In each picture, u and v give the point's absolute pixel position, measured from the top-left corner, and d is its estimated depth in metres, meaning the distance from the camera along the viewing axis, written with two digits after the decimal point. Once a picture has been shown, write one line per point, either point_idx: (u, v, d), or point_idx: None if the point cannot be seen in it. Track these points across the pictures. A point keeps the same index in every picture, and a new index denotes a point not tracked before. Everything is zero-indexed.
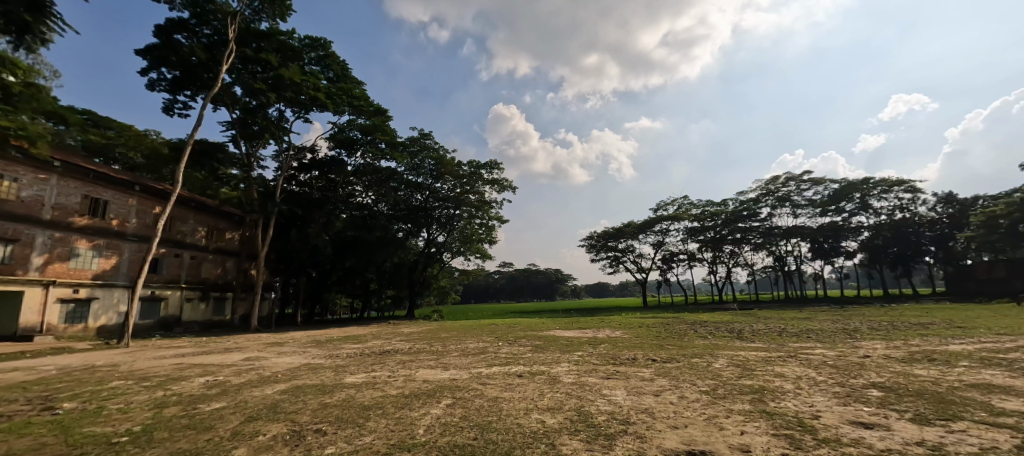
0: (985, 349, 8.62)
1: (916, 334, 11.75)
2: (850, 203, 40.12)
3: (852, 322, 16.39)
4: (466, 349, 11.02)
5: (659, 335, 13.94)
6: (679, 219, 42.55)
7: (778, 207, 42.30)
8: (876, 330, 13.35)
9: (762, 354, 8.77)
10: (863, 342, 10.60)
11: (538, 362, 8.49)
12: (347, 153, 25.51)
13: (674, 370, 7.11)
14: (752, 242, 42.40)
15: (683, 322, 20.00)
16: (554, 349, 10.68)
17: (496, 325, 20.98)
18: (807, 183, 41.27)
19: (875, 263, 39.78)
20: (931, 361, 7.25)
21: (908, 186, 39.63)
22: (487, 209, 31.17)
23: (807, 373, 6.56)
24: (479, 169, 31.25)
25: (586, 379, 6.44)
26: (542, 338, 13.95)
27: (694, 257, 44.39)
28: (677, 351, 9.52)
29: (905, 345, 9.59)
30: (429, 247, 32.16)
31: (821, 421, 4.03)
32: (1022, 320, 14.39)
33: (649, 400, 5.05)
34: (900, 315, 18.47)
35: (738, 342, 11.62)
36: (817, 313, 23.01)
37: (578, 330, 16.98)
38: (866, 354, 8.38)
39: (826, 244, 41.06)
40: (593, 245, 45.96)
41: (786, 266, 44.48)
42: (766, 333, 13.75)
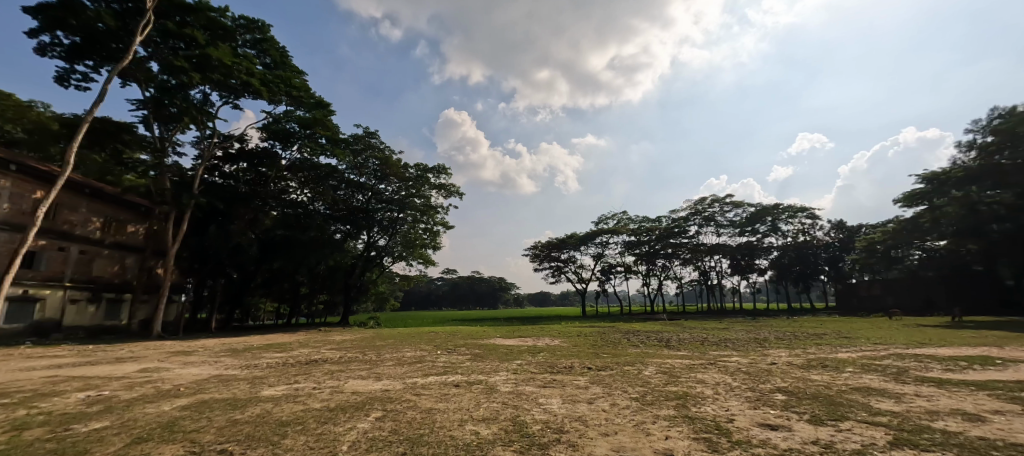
0: (865, 356, 9.99)
1: (813, 343, 13.28)
2: (763, 226, 44.82)
3: (762, 332, 18.19)
4: (402, 357, 10.59)
5: (595, 344, 14.39)
6: (618, 233, 44.81)
7: (704, 226, 46.16)
8: (782, 339, 14.88)
9: (687, 362, 9.39)
10: (772, 350, 11.77)
11: (477, 371, 8.37)
12: (282, 145, 23.73)
13: (607, 378, 7.35)
14: (681, 257, 45.74)
15: (618, 331, 20.91)
16: (493, 357, 10.63)
17: (435, 332, 20.41)
18: (729, 205, 45.57)
19: (782, 279, 44.64)
20: (825, 367, 8.26)
21: (809, 213, 45.15)
22: (432, 214, 30.49)
23: (724, 379, 7.09)
24: (426, 172, 30.59)
25: (523, 388, 6.42)
26: (482, 346, 13.80)
27: (630, 269, 46.97)
28: (610, 359, 9.90)
29: (804, 353, 10.82)
30: (369, 250, 30.75)
31: (735, 424, 4.35)
32: (891, 331, 16.91)
33: (583, 408, 5.15)
34: (802, 326, 20.85)
35: (667, 350, 12.37)
36: (734, 324, 25.33)
37: (518, 339, 17.06)
38: (774, 361, 9.31)
39: (743, 261, 45.38)
40: (537, 254, 46.74)
41: (709, 280, 48.51)
42: (690, 342, 14.79)
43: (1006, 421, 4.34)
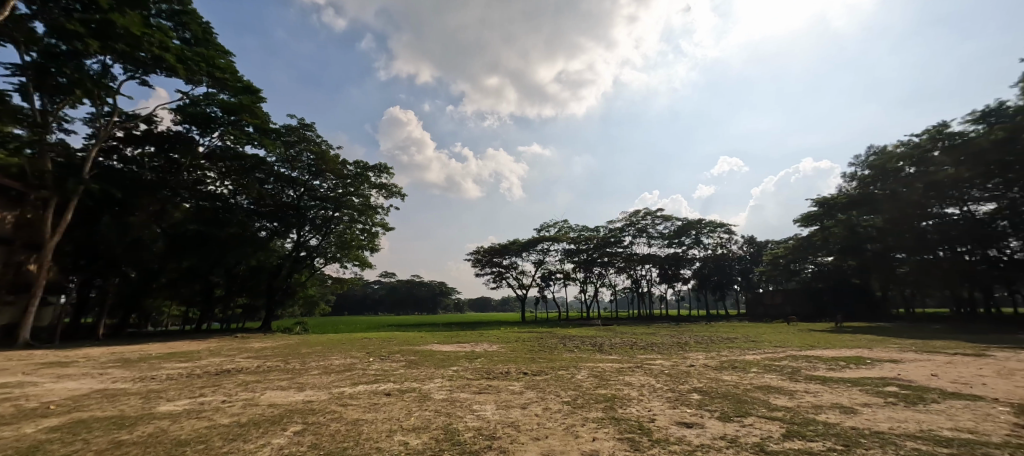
0: (767, 358, 11.23)
1: (725, 346, 14.66)
2: (689, 238, 48.76)
3: (683, 336, 19.69)
4: (330, 366, 9.94)
5: (532, 349, 14.61)
6: (559, 241, 46.15)
7: (637, 237, 49.13)
8: (700, 343, 16.23)
9: (616, 365, 9.86)
10: (690, 353, 12.79)
11: (411, 378, 8.10)
12: (200, 131, 21.35)
13: (542, 383, 7.49)
14: (616, 265, 48.19)
15: (554, 336, 21.43)
16: (429, 364, 10.35)
17: (368, 339, 19.40)
18: (659, 218, 49.00)
19: (702, 288, 48.77)
20: (734, 368, 9.14)
21: (727, 228, 49.97)
22: (371, 214, 29.18)
23: (648, 381, 7.55)
24: (366, 171, 29.27)
25: (458, 395, 6.33)
26: (418, 352, 13.40)
27: (568, 276, 48.53)
28: (545, 364, 10.10)
29: (717, 355, 11.90)
30: (298, 250, 28.63)
31: (656, 423, 4.64)
32: (789, 335, 19.16)
33: (516, 413, 5.18)
34: (717, 331, 22.82)
35: (599, 354, 12.94)
36: (660, 329, 27.12)
37: (456, 344, 16.82)
38: (692, 363, 10.13)
39: (670, 270, 48.91)
40: (479, 259, 46.60)
41: (640, 288, 51.61)
42: (620, 346, 15.60)
43: (872, 413, 5.10)
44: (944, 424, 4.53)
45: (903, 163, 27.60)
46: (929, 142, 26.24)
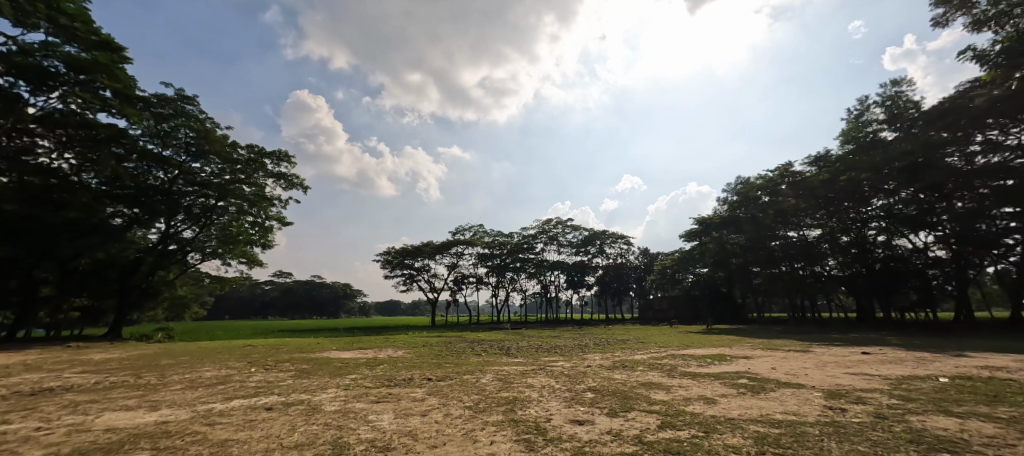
0: (652, 357, 12.57)
1: (619, 348, 16.05)
2: (594, 248, 52.54)
3: (584, 339, 21.08)
4: (199, 379, 8.55)
5: (439, 354, 14.34)
6: (473, 245, 46.18)
7: (548, 244, 51.47)
8: (598, 345, 17.55)
9: (520, 368, 10.14)
10: (589, 354, 13.76)
11: (300, 389, 7.35)
12: (31, 88, 16.83)
13: (445, 388, 7.37)
14: (528, 271, 49.83)
15: (463, 340, 21.34)
16: (324, 372, 9.53)
17: (252, 346, 17.11)
18: (569, 228, 52.00)
19: (603, 294, 52.85)
20: (625, 367, 10.04)
21: (626, 240, 55.01)
22: (264, 206, 26.06)
23: (548, 383, 7.90)
24: (262, 157, 26.10)
25: (353, 405, 5.91)
26: (312, 360, 12.25)
27: (481, 280, 48.78)
28: (450, 369, 9.98)
29: (612, 356, 12.97)
30: (167, 243, 24.29)
31: (551, 423, 4.86)
32: (671, 337, 21.69)
33: (415, 421, 5.01)
34: (613, 334, 24.86)
35: (505, 357, 13.23)
36: (564, 332, 28.61)
37: (357, 351, 15.76)
38: (590, 364, 10.90)
39: (576, 277, 52.09)
40: (389, 260, 44.50)
41: (548, 293, 54.02)
42: (526, 349, 16.14)
43: (727, 402, 6.00)
44: (778, 409, 5.51)
45: (761, 192, 33.11)
46: (778, 178, 31.61)
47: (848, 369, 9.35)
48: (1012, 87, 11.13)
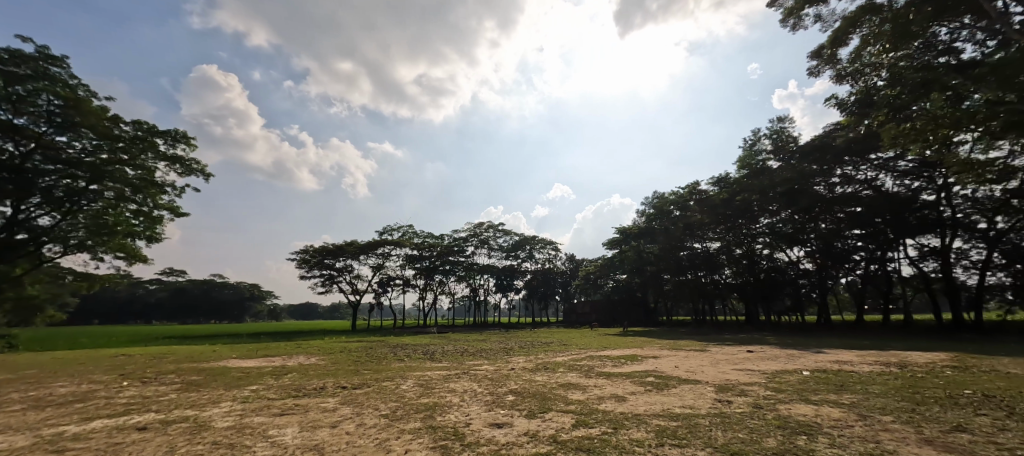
0: (573, 358, 13.14)
1: (542, 350, 16.54)
2: (523, 252, 53.65)
3: (509, 342, 21.40)
4: (47, 397, 7.06)
5: (357, 360, 13.55)
6: (401, 245, 44.49)
7: (479, 248, 51.46)
8: (523, 348, 17.93)
9: (444, 373, 9.94)
10: (513, 357, 13.98)
11: (187, 404, 6.44)
12: None
13: (361, 396, 6.97)
14: (457, 274, 49.29)
15: (385, 345, 20.41)
16: (219, 384, 8.46)
17: (127, 356, 14.60)
18: (500, 232, 52.54)
19: (530, 298, 54.13)
20: (546, 369, 10.37)
21: (554, 246, 57.02)
22: (153, 193, 22.59)
23: (470, 387, 7.85)
24: (152, 136, 22.63)
25: (250, 420, 5.33)
26: (206, 371, 10.82)
27: (408, 283, 47.14)
28: (369, 375, 9.47)
29: (535, 358, 13.30)
30: (13, 231, 19.86)
31: (470, 427, 4.84)
32: (590, 339, 22.93)
33: (323, 434, 4.67)
34: (537, 337, 25.58)
35: (429, 362, 12.93)
36: (491, 336, 28.68)
37: (263, 358, 14.26)
38: (513, 367, 11.09)
39: (505, 281, 52.71)
40: (305, 259, 41.05)
41: (477, 297, 53.93)
42: (451, 354, 15.92)
43: (635, 399, 6.49)
44: (677, 403, 6.08)
45: (674, 207, 35.80)
46: (687, 195, 34.79)
47: (736, 366, 10.65)
48: (861, 130, 13.64)
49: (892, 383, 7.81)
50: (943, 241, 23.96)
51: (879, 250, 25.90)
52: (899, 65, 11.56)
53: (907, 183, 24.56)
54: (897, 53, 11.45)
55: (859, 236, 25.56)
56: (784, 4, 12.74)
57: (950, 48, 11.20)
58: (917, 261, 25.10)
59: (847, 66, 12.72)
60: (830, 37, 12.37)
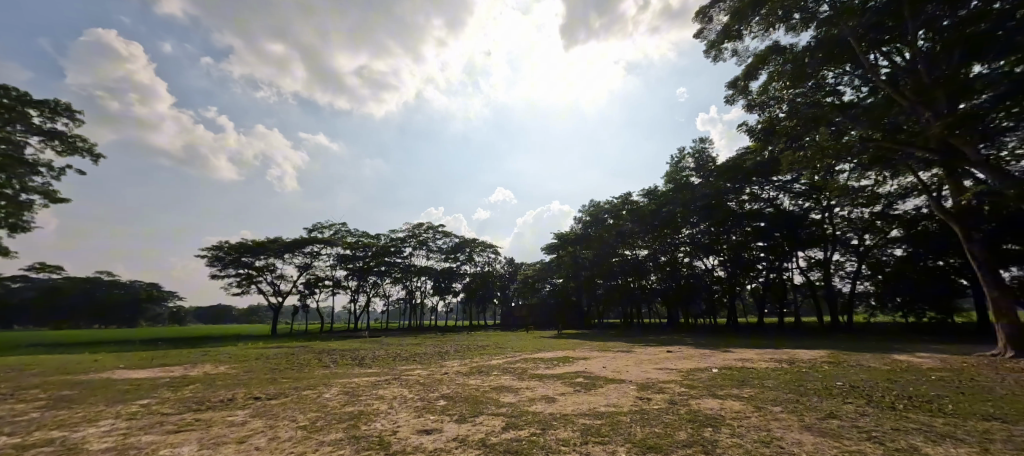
0: (508, 362, 13.23)
1: (478, 354, 16.45)
2: (463, 255, 53.18)
3: (445, 346, 21.00)
4: None
5: (277, 368, 12.43)
6: (332, 244, 41.81)
7: (417, 249, 50.03)
8: (459, 351, 17.70)
9: (373, 380, 9.47)
10: (448, 361, 13.74)
11: (53, 424, 5.45)
12: None
13: (276, 408, 6.40)
14: (392, 275, 47.48)
15: (310, 351, 18.97)
16: (101, 400, 7.27)
17: None
18: (440, 234, 51.58)
19: (468, 301, 53.76)
20: (481, 373, 10.33)
21: (494, 249, 57.19)
22: (21, 173, 18.96)
23: (401, 393, 7.57)
24: (24, 105, 19.08)
25: (137, 439, 4.65)
26: (84, 384, 9.24)
27: (338, 284, 44.39)
28: (288, 385, 8.73)
29: (470, 362, 13.18)
30: None
31: (396, 436, 4.66)
32: (526, 342, 23.28)
33: (228, 451, 4.22)
34: (474, 340, 25.40)
35: (358, 368, 12.27)
36: (427, 340, 27.93)
37: (160, 369, 12.50)
38: (447, 371, 10.90)
39: (444, 283, 51.78)
40: (219, 257, 36.92)
41: (413, 299, 52.35)
42: (383, 359, 15.23)
43: (564, 400, 6.70)
44: (603, 402, 6.39)
45: (608, 215, 37.40)
46: (620, 204, 36.83)
47: (658, 365, 11.45)
48: (765, 155, 15.49)
49: (785, 377, 8.90)
50: (826, 254, 27.93)
51: (778, 261, 29.39)
52: (797, 101, 13.33)
53: (800, 203, 28.27)
54: (795, 90, 13.19)
55: (762, 247, 28.88)
56: (708, 37, 14.10)
57: (835, 89, 13.13)
58: (806, 271, 28.90)
59: (756, 98, 14.39)
60: (744, 70, 13.92)
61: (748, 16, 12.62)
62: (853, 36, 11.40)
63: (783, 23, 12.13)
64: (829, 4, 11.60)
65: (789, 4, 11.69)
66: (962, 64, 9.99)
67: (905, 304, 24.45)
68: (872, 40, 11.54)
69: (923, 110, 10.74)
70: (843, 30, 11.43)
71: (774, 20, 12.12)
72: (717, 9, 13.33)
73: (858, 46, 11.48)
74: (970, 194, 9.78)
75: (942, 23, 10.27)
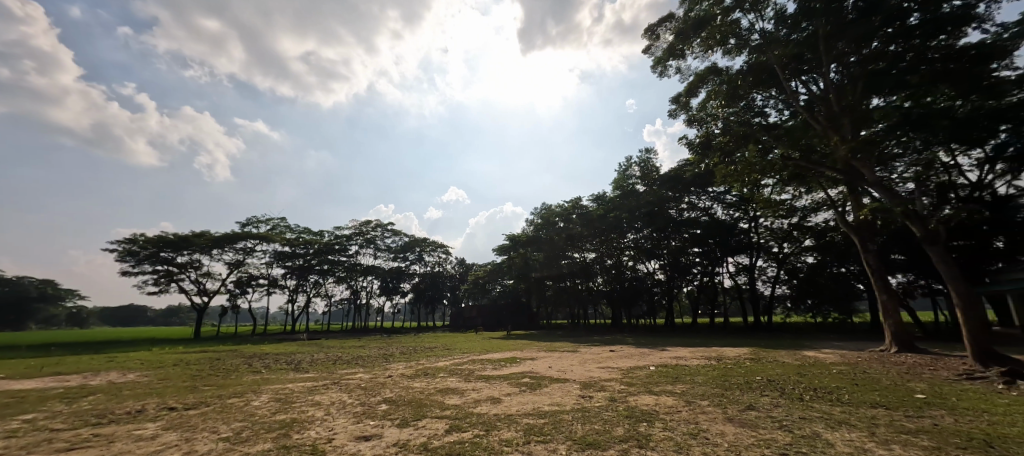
0: (455, 363, 13.10)
1: (424, 356, 16.12)
2: (412, 254, 51.84)
3: (389, 348, 20.32)
4: None
5: (199, 375, 11.31)
6: (269, 240, 38.91)
7: (364, 247, 48.00)
8: (403, 354, 17.21)
9: (309, 385, 8.95)
10: (392, 364, 13.31)
11: None
12: None
13: (194, 419, 5.81)
14: (336, 274, 45.15)
15: (239, 356, 17.45)
16: None
17: None
18: (388, 232, 49.91)
19: (417, 301, 52.51)
20: (426, 375, 10.14)
21: (445, 249, 56.35)
22: None
23: (339, 398, 7.22)
24: None
25: None
26: None
27: (274, 283, 41.38)
28: (210, 393, 7.97)
29: (416, 364, 12.88)
30: None
31: (332, 443, 4.43)
32: (474, 343, 23.13)
33: None
34: (421, 342, 24.83)
35: (294, 373, 11.52)
36: (371, 342, 26.83)
37: (49, 378, 10.83)
38: (390, 374, 10.58)
39: (391, 283, 50.14)
40: (131, 251, 32.94)
41: (358, 300, 50.11)
42: (322, 363, 14.42)
43: (509, 400, 6.76)
44: (546, 402, 6.51)
45: (558, 218, 38.09)
46: (571, 209, 37.36)
47: (599, 364, 11.93)
48: (702, 167, 16.68)
49: (712, 373, 9.64)
50: (751, 260, 30.62)
51: (711, 265, 31.66)
52: (730, 119, 14.53)
53: (731, 212, 30.77)
54: (729, 109, 14.38)
55: (698, 252, 31.04)
56: (655, 53, 14.93)
57: (762, 111, 14.49)
58: (734, 275, 31.43)
59: (696, 114, 15.47)
60: (686, 87, 14.92)
61: (691, 37, 13.54)
62: (778, 64, 12.65)
63: (721, 46, 13.18)
64: (759, 33, 12.79)
65: (726, 30, 12.73)
66: (864, 96, 11.46)
67: (814, 306, 27.40)
68: (794, 68, 12.89)
69: (832, 134, 12.16)
70: (770, 58, 12.66)
71: (713, 43, 13.11)
72: (664, 28, 14.17)
73: (782, 74, 12.77)
74: (867, 209, 11.21)
75: (849, 59, 11.71)
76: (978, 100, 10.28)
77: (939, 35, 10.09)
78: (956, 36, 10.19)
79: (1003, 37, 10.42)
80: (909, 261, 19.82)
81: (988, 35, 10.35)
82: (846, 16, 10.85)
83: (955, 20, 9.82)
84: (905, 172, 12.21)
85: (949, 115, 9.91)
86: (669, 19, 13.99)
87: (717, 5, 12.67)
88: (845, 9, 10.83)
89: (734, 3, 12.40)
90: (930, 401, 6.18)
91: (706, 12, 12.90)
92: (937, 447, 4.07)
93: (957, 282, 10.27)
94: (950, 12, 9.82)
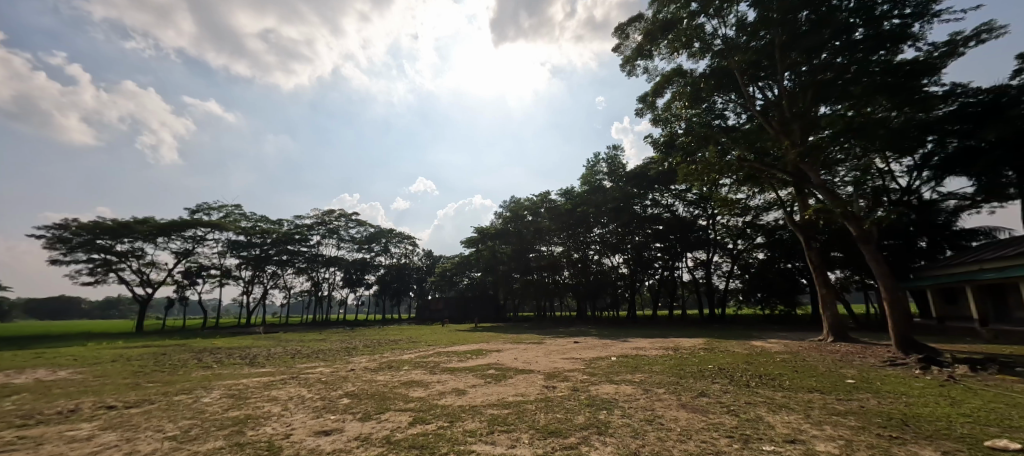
0: (418, 355, 12.94)
1: (387, 348, 15.81)
2: (377, 246, 50.59)
3: (351, 341, 19.75)
4: None
5: (141, 371, 10.53)
6: (222, 228, 36.70)
7: (326, 237, 46.34)
8: (366, 346, 16.84)
9: (265, 379, 8.56)
10: (355, 357, 12.97)
11: None
12: None
13: (137, 417, 5.47)
14: (296, 265, 43.41)
15: (187, 351, 16.40)
16: None
17: None
18: (353, 222, 48.47)
19: (381, 293, 51.32)
20: (389, 368, 9.98)
21: (412, 241, 55.35)
22: None
23: (298, 393, 6.97)
24: None
25: None
26: None
27: (228, 274, 39.23)
28: (155, 390, 7.47)
29: (379, 357, 12.56)
30: None
31: (289, 439, 4.30)
32: (441, 336, 22.91)
33: None
34: (385, 334, 24.22)
35: (249, 368, 11.02)
36: (332, 335, 25.85)
37: None
38: (352, 367, 10.33)
39: (355, 275, 48.65)
40: (62, 238, 30.00)
41: (319, 292, 48.41)
42: (280, 356, 13.92)
43: (474, 391, 6.78)
44: (511, 392, 6.61)
45: (527, 212, 38.22)
46: (539, 202, 37.77)
47: (563, 355, 12.17)
48: (666, 165, 17.30)
49: (668, 362, 10.13)
50: (708, 256, 32.22)
51: (671, 260, 32.98)
52: (692, 120, 15.06)
53: (691, 209, 32.21)
54: (692, 110, 14.93)
55: (660, 247, 32.19)
56: (625, 52, 15.23)
57: (722, 113, 15.19)
58: (692, 269, 32.88)
59: (661, 114, 15.93)
60: (652, 87, 15.34)
61: (659, 39, 13.91)
62: (738, 68, 13.24)
63: (686, 49, 13.62)
64: (722, 38, 13.30)
65: (692, 34, 13.14)
66: (811, 104, 12.27)
67: (764, 299, 29.13)
68: (751, 74, 13.55)
69: (783, 138, 12.95)
70: (731, 63, 13.28)
71: (680, 45, 13.49)
72: (633, 28, 14.50)
73: (741, 79, 13.40)
74: (812, 210, 12.02)
75: (800, 68, 12.50)
76: (910, 110, 11.26)
77: (880, 49, 10.93)
78: (894, 52, 11.06)
79: (934, 55, 11.42)
80: (846, 259, 21.50)
81: (921, 52, 11.32)
82: (800, 27, 11.55)
83: (894, 37, 10.68)
84: (845, 175, 13.18)
85: (885, 124, 10.80)
86: (639, 19, 14.32)
87: (684, 9, 13.07)
88: (798, 20, 11.53)
89: (699, 8, 12.83)
90: (859, 385, 6.81)
91: (673, 15, 13.31)
92: (862, 426, 4.51)
93: (886, 278, 11.27)
94: (890, 29, 10.66)
